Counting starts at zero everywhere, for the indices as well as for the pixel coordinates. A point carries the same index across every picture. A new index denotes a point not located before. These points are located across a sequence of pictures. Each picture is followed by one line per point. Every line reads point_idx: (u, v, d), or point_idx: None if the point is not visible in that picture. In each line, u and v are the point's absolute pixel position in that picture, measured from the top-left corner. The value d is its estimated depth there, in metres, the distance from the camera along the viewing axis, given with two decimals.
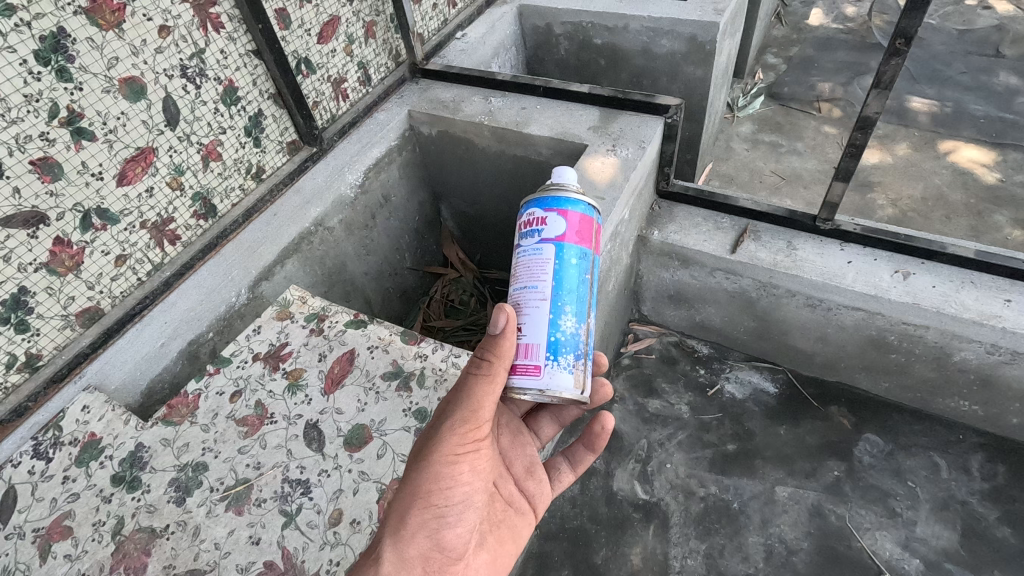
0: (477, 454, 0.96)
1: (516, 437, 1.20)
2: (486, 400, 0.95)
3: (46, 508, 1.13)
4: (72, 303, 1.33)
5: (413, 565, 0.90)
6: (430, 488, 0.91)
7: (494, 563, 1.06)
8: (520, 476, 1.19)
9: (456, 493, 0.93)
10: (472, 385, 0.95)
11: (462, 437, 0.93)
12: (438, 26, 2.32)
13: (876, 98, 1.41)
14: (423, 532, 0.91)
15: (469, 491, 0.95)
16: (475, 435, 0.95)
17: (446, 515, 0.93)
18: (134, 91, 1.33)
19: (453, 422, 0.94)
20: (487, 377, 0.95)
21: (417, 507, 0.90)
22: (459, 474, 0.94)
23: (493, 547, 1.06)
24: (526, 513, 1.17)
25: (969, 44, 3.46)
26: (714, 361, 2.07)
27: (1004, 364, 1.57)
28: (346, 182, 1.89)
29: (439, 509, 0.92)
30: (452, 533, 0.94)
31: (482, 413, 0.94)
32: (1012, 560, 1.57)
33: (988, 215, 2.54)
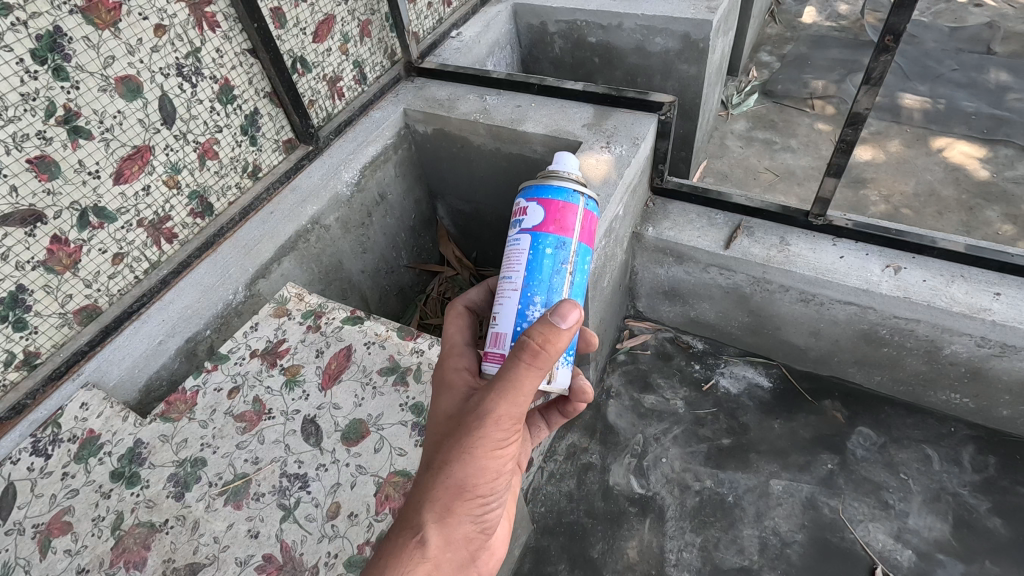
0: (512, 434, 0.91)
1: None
2: (530, 385, 0.87)
3: (46, 504, 1.14)
4: (70, 301, 1.35)
5: (460, 550, 0.88)
6: (475, 476, 0.87)
7: (509, 524, 1.05)
8: (516, 436, 1.15)
9: (497, 475, 0.89)
10: (519, 371, 0.85)
11: (507, 425, 0.88)
12: (433, 26, 2.33)
13: (866, 94, 1.42)
14: (469, 518, 0.88)
15: (505, 467, 0.92)
16: (516, 418, 0.89)
17: (489, 500, 0.90)
18: (130, 90, 1.33)
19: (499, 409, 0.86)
20: (537, 364, 0.86)
21: (464, 498, 0.86)
22: (503, 461, 0.90)
23: (509, 509, 1.06)
24: (522, 470, 1.15)
25: (961, 42, 3.49)
26: (709, 356, 2.09)
27: (994, 357, 1.59)
28: (342, 180, 1.90)
29: (483, 495, 0.88)
30: (491, 511, 0.92)
31: (528, 397, 0.87)
32: (1003, 550, 1.59)
33: (980, 210, 2.57)
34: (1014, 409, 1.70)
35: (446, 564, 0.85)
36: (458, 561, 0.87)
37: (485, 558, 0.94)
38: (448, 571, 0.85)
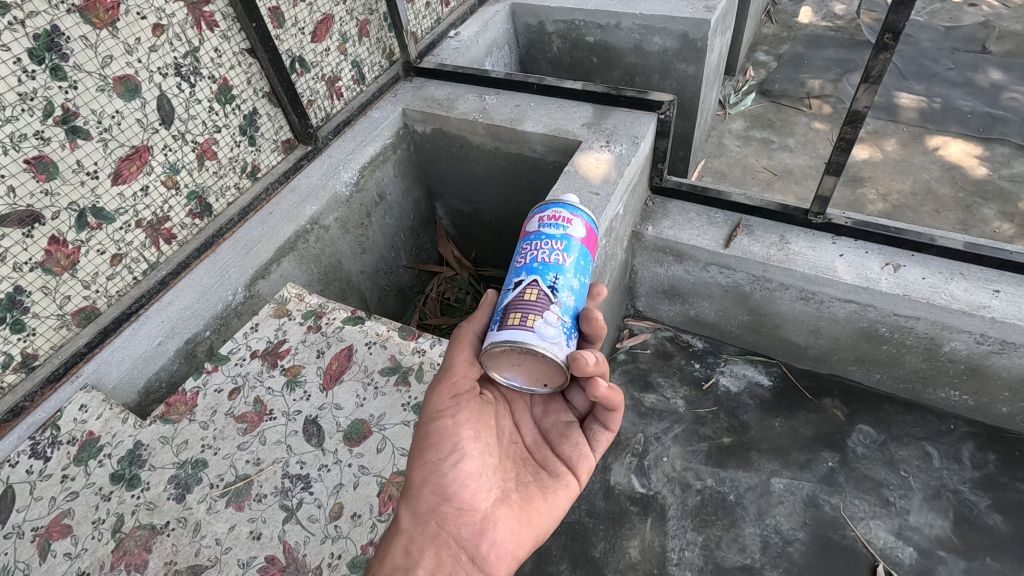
0: (462, 407, 1.05)
1: (547, 404, 1.19)
2: (456, 358, 1.06)
3: (45, 508, 1.13)
4: (68, 303, 1.34)
5: (427, 520, 0.96)
6: (424, 445, 1.02)
7: (526, 519, 1.02)
8: (558, 441, 1.16)
9: (448, 443, 1.02)
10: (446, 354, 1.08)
11: (440, 395, 1.05)
12: (431, 25, 2.32)
13: (865, 92, 1.43)
14: (428, 486, 0.98)
15: (461, 438, 1.03)
16: (454, 389, 1.05)
17: (444, 466, 1.00)
18: (128, 90, 1.33)
19: (433, 385, 1.07)
20: (456, 341, 1.08)
21: (416, 466, 1.00)
22: (447, 425, 1.03)
23: (525, 503, 1.04)
24: (563, 475, 1.11)
25: (956, 41, 3.51)
26: (709, 355, 2.09)
27: (993, 354, 1.60)
28: (341, 180, 1.89)
29: (436, 461, 1.00)
30: (460, 485, 1.00)
31: (456, 369, 1.06)
32: (1003, 546, 1.59)
33: (976, 208, 2.58)
34: (1013, 406, 1.70)
35: (416, 534, 0.95)
36: (428, 532, 0.95)
37: (471, 538, 0.97)
38: (417, 541, 0.94)
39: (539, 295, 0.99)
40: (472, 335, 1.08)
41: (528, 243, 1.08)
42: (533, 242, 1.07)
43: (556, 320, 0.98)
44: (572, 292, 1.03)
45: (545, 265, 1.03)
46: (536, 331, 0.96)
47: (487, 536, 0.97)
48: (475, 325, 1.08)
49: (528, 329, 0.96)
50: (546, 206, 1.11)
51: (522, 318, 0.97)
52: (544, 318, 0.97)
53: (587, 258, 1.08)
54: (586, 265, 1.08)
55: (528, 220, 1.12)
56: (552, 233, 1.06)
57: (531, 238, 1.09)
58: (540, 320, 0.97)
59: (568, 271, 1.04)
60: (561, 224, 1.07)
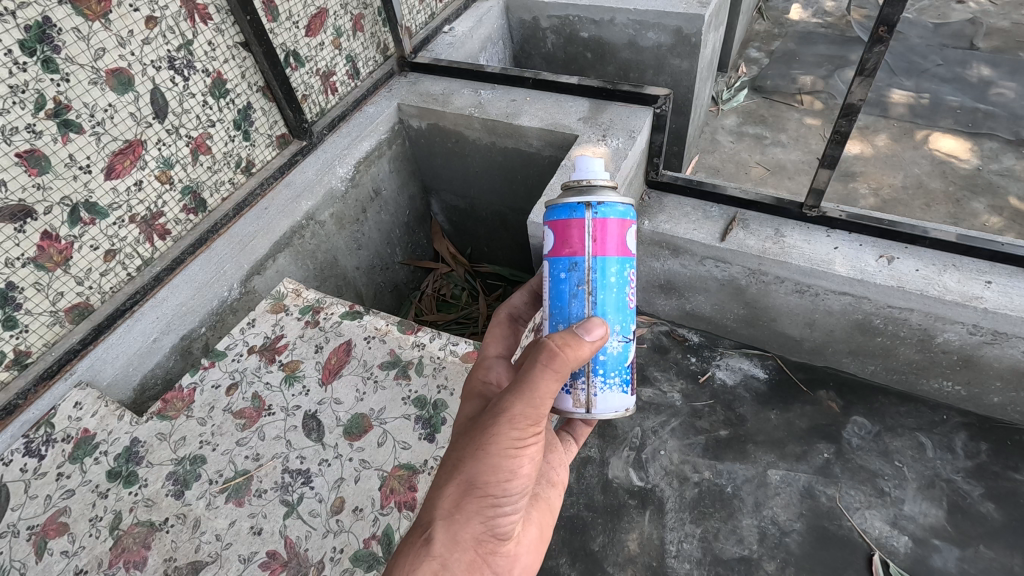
0: (536, 449, 0.94)
1: None
2: (548, 394, 0.93)
3: (41, 506, 1.12)
4: (61, 299, 1.31)
5: (466, 547, 0.86)
6: (490, 479, 0.89)
7: (542, 540, 1.00)
8: (544, 446, 1.15)
9: (516, 484, 0.90)
10: (535, 378, 0.92)
11: (524, 432, 0.91)
12: (425, 20, 2.31)
13: (860, 85, 1.43)
14: (479, 517, 0.87)
15: (525, 481, 0.92)
16: (535, 428, 0.93)
17: (501, 504, 0.90)
18: (122, 83, 1.31)
19: (516, 416, 0.91)
20: (553, 371, 0.93)
21: (474, 496, 0.87)
22: (519, 468, 0.90)
23: (540, 524, 1.02)
24: (557, 485, 1.11)
25: (944, 37, 3.54)
26: (704, 349, 2.10)
27: (986, 344, 1.61)
28: (336, 175, 1.89)
29: (498, 497, 0.89)
30: (507, 520, 0.91)
31: (544, 407, 0.93)
32: (996, 534, 1.61)
33: (966, 202, 2.61)
34: (1005, 396, 1.73)
35: (455, 562, 0.84)
36: (465, 559, 0.85)
37: (503, 566, 0.90)
38: (455, 569, 0.84)
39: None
40: (564, 372, 0.95)
41: (632, 271, 1.08)
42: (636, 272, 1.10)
43: None
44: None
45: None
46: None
47: (515, 565, 0.92)
48: (571, 359, 0.96)
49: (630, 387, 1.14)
50: (632, 215, 1.09)
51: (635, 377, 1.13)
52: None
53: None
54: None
55: (628, 229, 1.06)
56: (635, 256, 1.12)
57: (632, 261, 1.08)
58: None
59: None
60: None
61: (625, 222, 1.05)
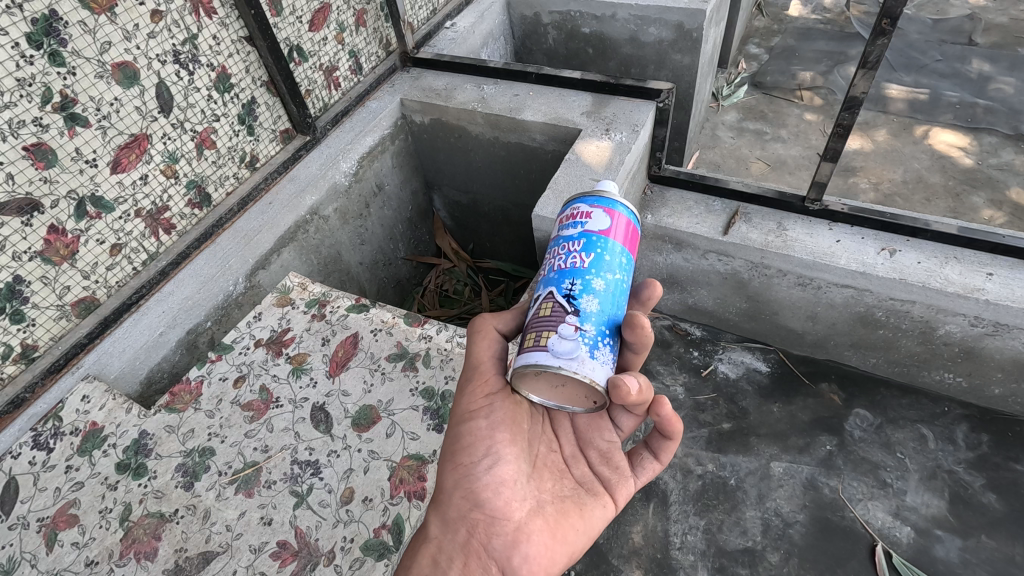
0: (495, 408, 1.02)
1: (594, 418, 1.10)
2: (483, 355, 1.04)
3: (50, 498, 1.12)
4: (68, 293, 1.31)
5: (457, 527, 0.96)
6: (456, 449, 1.00)
7: (557, 533, 0.98)
8: (596, 461, 1.10)
9: (480, 448, 0.99)
10: (470, 350, 1.06)
11: (471, 395, 1.02)
12: (427, 16, 2.31)
13: (863, 78, 1.44)
14: (459, 492, 0.98)
15: (492, 443, 1.00)
16: (485, 388, 1.03)
17: (475, 472, 0.98)
18: (127, 77, 1.31)
19: (463, 385, 1.04)
20: (477, 334, 1.06)
21: (448, 470, 0.99)
22: (477, 429, 1.00)
23: (559, 517, 1.00)
24: (600, 496, 1.06)
25: (943, 33, 3.55)
26: (707, 343, 2.11)
27: (987, 336, 1.62)
28: (340, 170, 1.89)
29: (467, 465, 0.99)
30: (491, 491, 0.98)
31: (484, 367, 1.03)
32: (997, 524, 1.63)
33: (966, 197, 2.62)
34: (1006, 387, 1.74)
35: (447, 541, 0.94)
36: (459, 539, 0.95)
37: (501, 549, 0.95)
38: (447, 549, 0.94)
39: (554, 309, 0.94)
40: (495, 331, 1.06)
41: (550, 250, 1.04)
42: (553, 247, 1.03)
43: (574, 332, 0.89)
44: (596, 295, 0.94)
45: (562, 272, 0.97)
46: (551, 350, 0.88)
47: (518, 548, 0.95)
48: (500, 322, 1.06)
49: (540, 348, 0.89)
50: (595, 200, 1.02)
51: (535, 337, 0.91)
52: (558, 332, 0.89)
53: (616, 251, 0.98)
54: (619, 259, 0.99)
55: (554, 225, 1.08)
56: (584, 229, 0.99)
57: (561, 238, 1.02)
58: (556, 335, 0.89)
59: (590, 271, 0.96)
60: (580, 221, 1.01)
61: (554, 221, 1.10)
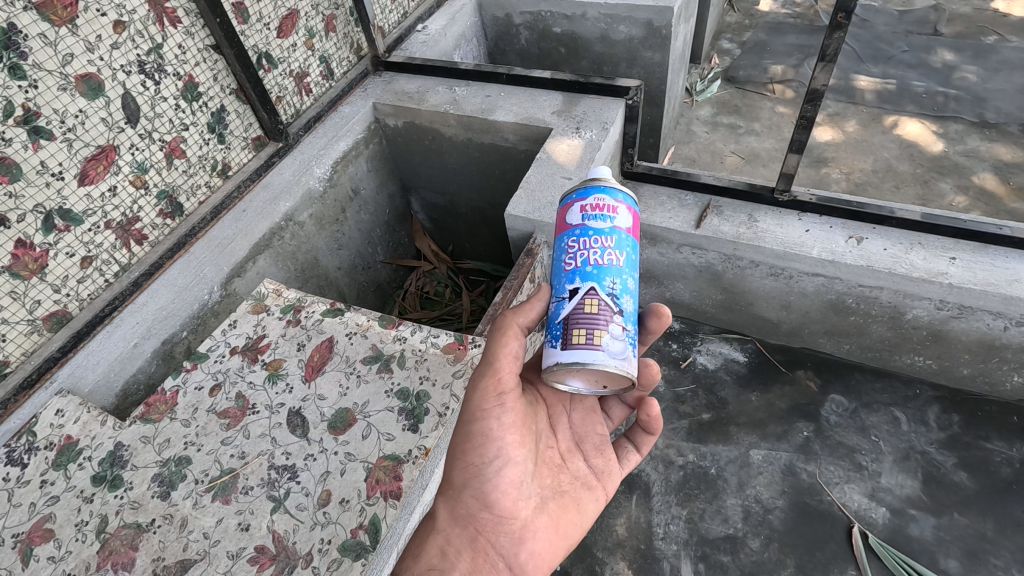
0: (506, 409, 1.01)
1: (587, 414, 1.19)
2: (503, 353, 1.00)
3: (25, 513, 1.11)
4: (39, 307, 1.31)
5: (464, 523, 1.00)
6: (467, 446, 1.00)
7: (559, 529, 1.05)
8: (590, 453, 1.17)
9: (491, 449, 1.00)
10: (492, 345, 1.01)
11: (485, 393, 1.00)
12: (398, 20, 2.32)
13: (822, 70, 1.47)
14: (467, 491, 1.00)
15: (502, 445, 1.00)
16: (499, 389, 0.99)
17: (484, 472, 1.00)
18: (91, 88, 1.31)
19: (476, 378, 1.02)
20: (500, 331, 0.99)
21: (457, 468, 1.01)
22: (489, 429, 1.00)
23: (560, 511, 1.07)
24: (595, 488, 1.14)
25: (909, 24, 3.62)
26: (686, 336, 2.14)
27: (953, 319, 1.67)
28: (314, 176, 1.89)
29: (478, 466, 1.00)
30: (496, 491, 1.01)
31: (501, 366, 0.99)
32: (969, 501, 1.67)
33: (934, 183, 2.68)
34: (974, 367, 1.78)
35: (456, 536, 0.99)
36: (467, 536, 1.00)
37: (508, 547, 1.01)
38: (456, 544, 0.98)
39: (600, 307, 0.92)
40: (518, 329, 1.00)
41: (573, 239, 0.98)
42: (579, 238, 0.98)
43: (620, 332, 0.92)
44: (630, 294, 0.97)
45: (600, 268, 0.95)
46: (605, 349, 0.89)
47: (523, 544, 1.01)
48: (523, 318, 0.99)
49: (595, 347, 0.89)
50: (604, 192, 1.00)
51: (587, 334, 0.90)
52: (610, 332, 0.91)
53: (636, 249, 1.01)
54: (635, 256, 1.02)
55: (566, 208, 1.02)
56: (602, 226, 0.98)
57: (575, 232, 0.99)
58: (607, 335, 0.90)
59: (625, 270, 0.97)
60: (607, 215, 0.98)
61: (564, 202, 1.03)
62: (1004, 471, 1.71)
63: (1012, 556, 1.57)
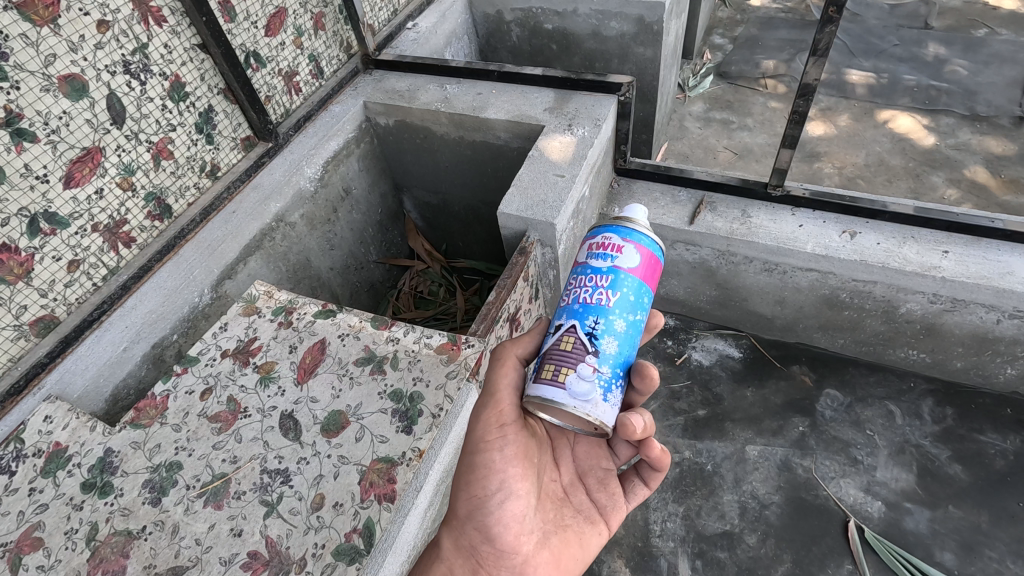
0: (508, 440, 1.03)
1: (593, 447, 1.16)
2: (502, 384, 1.04)
3: (13, 522, 1.10)
4: (25, 312, 1.29)
5: (467, 555, 1.02)
6: (470, 477, 1.02)
7: (560, 565, 1.05)
8: (594, 487, 1.15)
9: (494, 481, 1.01)
10: (490, 375, 1.05)
11: (487, 423, 1.03)
12: (388, 17, 2.30)
13: (814, 65, 1.47)
14: (471, 522, 1.02)
15: (504, 477, 1.01)
16: (501, 418, 1.03)
17: (487, 503, 1.01)
18: (75, 89, 1.29)
19: (478, 409, 1.05)
20: (499, 361, 1.05)
21: (462, 500, 1.02)
22: (492, 460, 1.01)
23: (561, 547, 1.06)
24: (597, 523, 1.12)
25: (900, 18, 3.63)
26: (680, 332, 2.14)
27: (946, 312, 1.67)
28: (305, 176, 1.88)
29: (482, 497, 1.01)
30: (499, 524, 1.01)
31: (501, 395, 1.03)
32: (963, 493, 1.68)
33: (926, 177, 2.69)
34: (967, 360, 1.79)
35: (458, 566, 1.01)
36: (467, 568, 1.01)
37: None
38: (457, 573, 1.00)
39: (575, 344, 0.95)
40: (513, 362, 1.05)
41: (574, 276, 1.03)
42: (579, 276, 1.01)
43: (591, 374, 0.92)
44: (616, 337, 0.96)
45: (588, 307, 0.97)
46: (567, 388, 0.91)
47: None
48: (519, 349, 1.06)
49: (558, 385, 0.92)
50: (613, 231, 1.01)
51: (554, 371, 0.93)
52: (577, 371, 0.92)
53: (639, 292, 0.99)
54: (642, 298, 0.99)
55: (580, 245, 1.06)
56: (601, 266, 0.99)
57: (580, 268, 1.03)
58: (573, 374, 0.92)
59: (614, 311, 0.97)
60: (610, 253, 1.00)
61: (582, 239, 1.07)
62: (998, 463, 1.72)
63: (1006, 548, 1.58)
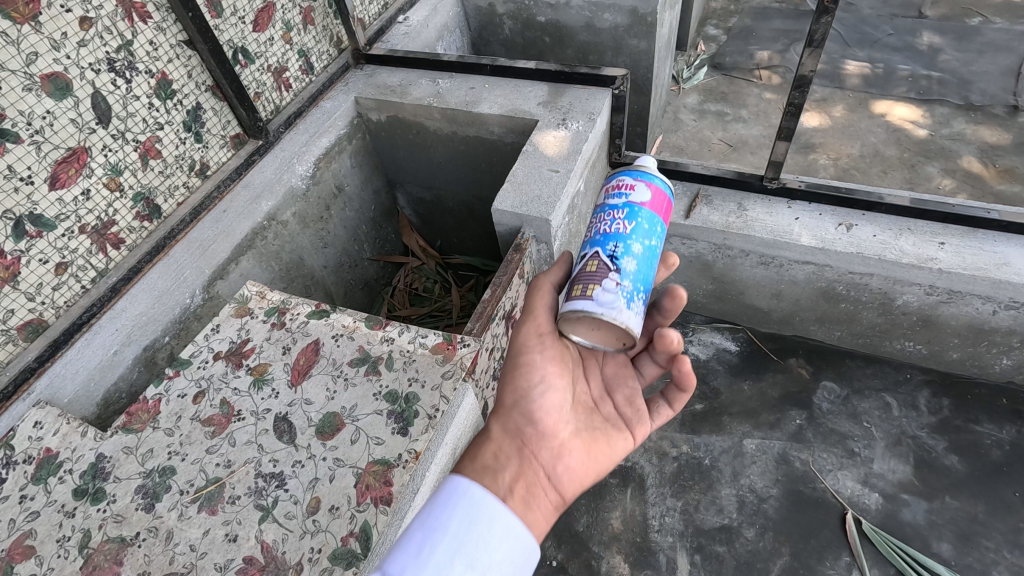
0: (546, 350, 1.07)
1: (622, 365, 1.14)
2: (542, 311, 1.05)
3: (4, 530, 1.08)
4: (12, 317, 1.27)
5: (514, 436, 1.03)
6: (511, 370, 1.06)
7: (590, 454, 1.05)
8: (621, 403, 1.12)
9: (535, 371, 1.05)
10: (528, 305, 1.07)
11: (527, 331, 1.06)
12: (379, 11, 2.27)
13: (810, 56, 1.45)
14: (516, 409, 1.05)
15: (544, 370, 1.06)
16: (540, 328, 1.06)
17: (530, 389, 1.05)
18: (59, 88, 1.26)
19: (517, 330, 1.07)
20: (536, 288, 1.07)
21: (506, 389, 1.06)
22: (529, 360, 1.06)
23: (591, 440, 1.06)
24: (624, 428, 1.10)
25: (894, 7, 3.61)
26: (677, 326, 2.13)
27: (943, 303, 1.67)
28: (296, 174, 1.85)
29: (524, 386, 1.05)
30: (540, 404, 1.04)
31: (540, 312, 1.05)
32: (960, 484, 1.68)
33: (921, 167, 2.68)
34: (963, 351, 1.79)
35: (505, 444, 1.02)
36: (513, 442, 1.02)
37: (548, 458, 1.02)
38: (505, 450, 1.01)
39: (599, 265, 0.93)
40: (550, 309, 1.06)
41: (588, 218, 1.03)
42: (593, 216, 1.02)
43: (615, 286, 0.91)
44: (637, 258, 0.95)
45: (606, 236, 0.97)
46: (595, 300, 0.89)
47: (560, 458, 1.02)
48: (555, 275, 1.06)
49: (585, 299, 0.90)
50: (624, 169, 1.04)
51: (580, 289, 0.92)
52: (603, 284, 0.91)
53: (655, 223, 0.99)
54: (656, 228, 1.00)
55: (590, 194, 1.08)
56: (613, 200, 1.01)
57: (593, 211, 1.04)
58: (599, 287, 0.91)
59: (631, 237, 0.96)
60: (624, 191, 1.01)
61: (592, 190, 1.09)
62: (994, 453, 1.73)
63: (1002, 538, 1.58)
